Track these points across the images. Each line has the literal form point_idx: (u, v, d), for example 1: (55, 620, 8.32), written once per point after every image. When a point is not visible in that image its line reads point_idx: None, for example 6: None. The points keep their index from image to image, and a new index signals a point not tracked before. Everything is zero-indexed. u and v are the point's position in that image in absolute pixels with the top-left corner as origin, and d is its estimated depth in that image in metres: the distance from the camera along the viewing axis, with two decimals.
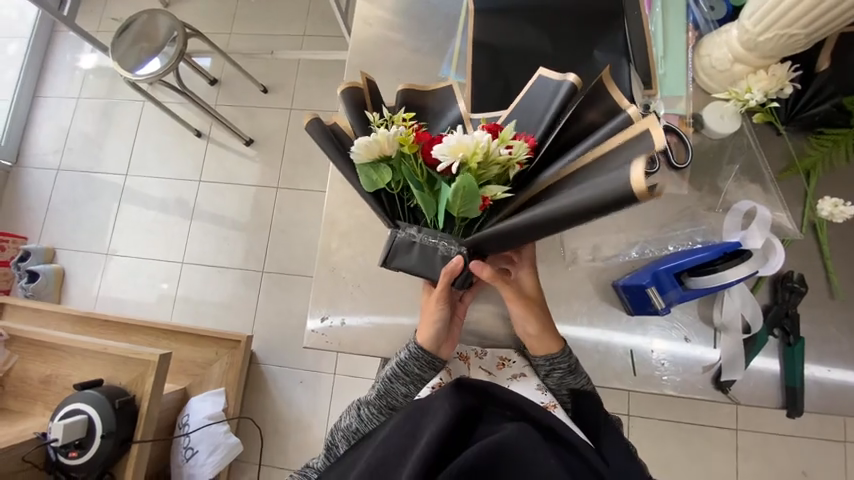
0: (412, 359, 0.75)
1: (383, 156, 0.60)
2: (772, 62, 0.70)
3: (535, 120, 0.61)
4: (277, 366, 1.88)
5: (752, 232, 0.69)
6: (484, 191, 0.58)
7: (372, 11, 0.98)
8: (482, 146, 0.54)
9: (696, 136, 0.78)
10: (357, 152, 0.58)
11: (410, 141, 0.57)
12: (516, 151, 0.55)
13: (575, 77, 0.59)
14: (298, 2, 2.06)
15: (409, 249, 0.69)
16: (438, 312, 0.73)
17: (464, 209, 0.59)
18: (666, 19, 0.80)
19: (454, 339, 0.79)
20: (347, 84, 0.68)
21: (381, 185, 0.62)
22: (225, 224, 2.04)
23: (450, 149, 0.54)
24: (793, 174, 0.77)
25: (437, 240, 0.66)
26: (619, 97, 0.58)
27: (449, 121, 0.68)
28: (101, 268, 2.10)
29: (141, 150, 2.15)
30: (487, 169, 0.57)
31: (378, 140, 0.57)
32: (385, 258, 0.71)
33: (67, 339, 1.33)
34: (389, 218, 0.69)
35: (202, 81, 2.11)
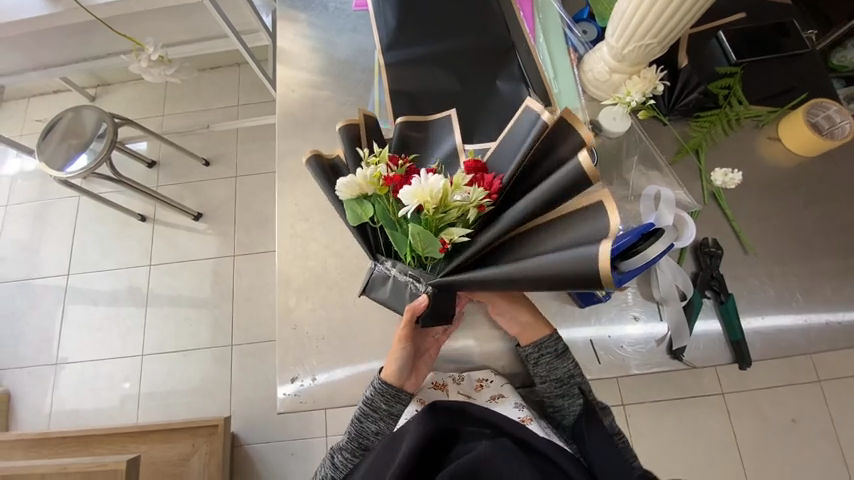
0: (378, 394, 0.77)
1: (365, 194, 0.65)
2: (641, 68, 0.83)
3: (510, 157, 0.69)
4: (262, 443, 1.77)
5: (663, 212, 0.76)
6: (445, 234, 0.62)
7: (293, 76, 1.05)
8: (437, 192, 0.57)
9: (598, 139, 0.88)
10: (341, 191, 0.64)
11: (381, 183, 0.62)
12: (472, 195, 0.59)
13: (549, 117, 0.66)
14: (228, 75, 2.13)
15: (385, 281, 0.75)
16: (400, 348, 0.76)
17: (427, 250, 0.64)
18: (550, 46, 0.93)
19: (420, 376, 0.80)
20: (346, 122, 0.74)
21: (366, 219, 0.66)
22: (185, 303, 1.96)
23: (411, 194, 0.57)
24: (685, 154, 0.88)
25: (408, 278, 0.71)
26: (586, 134, 0.62)
27: (441, 153, 0.76)
28: (53, 381, 1.93)
29: (82, 247, 2.06)
30: (447, 212, 0.61)
31: (357, 180, 0.63)
32: (365, 289, 0.78)
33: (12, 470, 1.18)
34: (370, 251, 0.74)
35: (140, 166, 2.09)
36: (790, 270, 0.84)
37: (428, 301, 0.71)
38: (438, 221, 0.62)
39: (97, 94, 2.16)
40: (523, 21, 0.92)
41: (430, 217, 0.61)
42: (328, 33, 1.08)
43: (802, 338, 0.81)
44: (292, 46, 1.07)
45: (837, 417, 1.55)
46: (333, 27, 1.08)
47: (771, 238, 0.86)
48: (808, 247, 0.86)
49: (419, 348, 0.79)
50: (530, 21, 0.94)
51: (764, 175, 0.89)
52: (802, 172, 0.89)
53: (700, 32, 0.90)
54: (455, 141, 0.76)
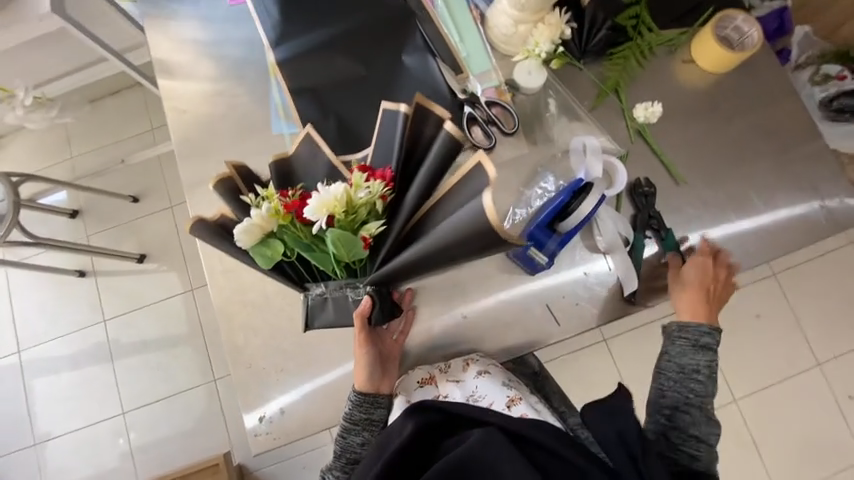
0: (356, 406, 0.76)
1: (268, 232, 0.63)
2: (544, 14, 0.79)
3: (391, 152, 0.69)
4: (271, 465, 1.76)
5: (591, 162, 0.76)
6: (364, 232, 0.63)
7: (185, 94, 0.95)
8: (341, 196, 0.59)
9: (517, 99, 0.84)
10: (241, 239, 0.61)
11: (282, 212, 0.61)
12: (373, 189, 0.61)
13: (405, 106, 0.66)
14: (131, 98, 1.93)
15: (325, 304, 0.73)
16: (363, 350, 0.76)
17: (352, 253, 0.64)
18: (450, 9, 0.86)
19: (392, 377, 0.80)
20: (217, 179, 0.67)
21: (279, 256, 0.64)
22: (154, 349, 1.86)
23: (316, 207, 0.59)
24: (606, 96, 0.85)
25: (344, 290, 0.71)
26: (441, 112, 0.66)
27: (321, 175, 0.71)
28: (37, 461, 1.83)
29: (24, 319, 1.90)
30: (357, 212, 0.62)
31: (255, 222, 0.60)
32: (307, 323, 0.75)
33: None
34: (297, 284, 0.72)
35: (62, 219, 1.91)
36: (721, 191, 0.85)
37: (372, 302, 0.72)
38: (352, 223, 0.63)
39: None
40: None
41: (344, 222, 0.62)
42: (210, 37, 0.97)
43: (739, 254, 0.84)
44: (174, 60, 0.96)
45: (794, 303, 1.68)
46: (215, 29, 0.97)
47: (700, 163, 0.86)
48: (734, 164, 0.87)
49: (383, 352, 0.79)
50: None
51: (683, 101, 0.88)
52: (718, 89, 0.89)
53: None
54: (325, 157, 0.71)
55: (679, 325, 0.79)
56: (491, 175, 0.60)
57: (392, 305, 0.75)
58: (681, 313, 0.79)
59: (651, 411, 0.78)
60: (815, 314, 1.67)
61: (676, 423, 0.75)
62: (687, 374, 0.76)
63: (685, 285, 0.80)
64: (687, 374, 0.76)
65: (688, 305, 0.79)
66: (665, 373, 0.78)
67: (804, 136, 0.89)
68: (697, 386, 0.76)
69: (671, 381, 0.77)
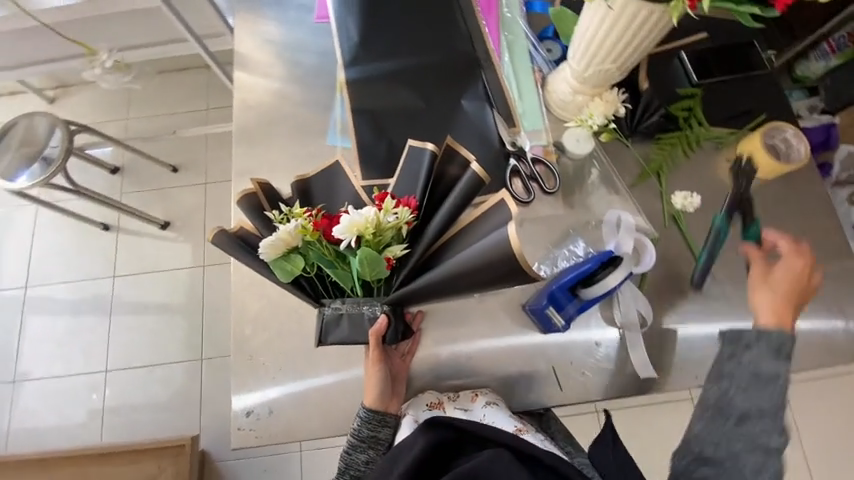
0: (364, 424, 0.76)
1: (292, 247, 0.66)
2: (603, 90, 0.83)
3: (414, 185, 0.71)
4: (234, 459, 1.72)
5: (622, 239, 0.76)
6: (387, 253, 0.66)
7: (254, 91, 1.01)
8: (371, 219, 0.63)
9: (562, 161, 0.87)
10: (266, 251, 0.64)
11: (310, 230, 0.64)
12: (401, 215, 0.65)
13: (432, 145, 0.71)
14: (196, 77, 2.05)
15: (341, 319, 0.73)
16: (376, 369, 0.76)
17: (376, 273, 0.66)
18: (515, 66, 0.91)
19: (400, 397, 0.80)
20: (242, 195, 0.73)
21: (298, 271, 0.66)
22: (152, 315, 1.89)
23: (346, 227, 0.62)
24: (648, 177, 0.88)
25: (361, 307, 0.72)
26: (465, 154, 0.70)
27: (343, 198, 0.75)
28: (10, 398, 1.84)
29: (41, 257, 1.96)
30: (383, 234, 0.65)
31: (281, 236, 0.63)
32: (320, 337, 0.74)
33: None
34: (313, 298, 0.73)
35: (103, 172, 2.00)
36: None
37: (389, 321, 0.73)
38: (377, 244, 0.65)
39: (55, 96, 2.04)
40: (488, 38, 0.91)
41: (370, 243, 0.65)
42: (289, 44, 1.04)
43: None
44: (253, 58, 1.04)
45: (799, 420, 1.61)
46: (295, 39, 1.05)
47: (729, 260, 0.87)
48: None
49: (394, 372, 0.79)
50: (495, 36, 0.92)
51: (723, 197, 0.90)
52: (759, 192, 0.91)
53: (664, 51, 0.90)
54: (347, 182, 0.76)
55: (758, 332, 0.68)
56: (513, 210, 0.63)
57: (405, 326, 0.76)
58: (765, 322, 0.68)
59: (708, 434, 0.67)
60: (821, 437, 1.59)
61: (737, 450, 0.65)
62: (761, 381, 0.65)
63: (773, 287, 0.71)
64: (763, 389, 0.65)
65: (767, 307, 0.70)
66: (733, 393, 0.67)
67: (839, 257, 0.88)
68: (771, 420, 0.64)
69: (738, 403, 0.66)
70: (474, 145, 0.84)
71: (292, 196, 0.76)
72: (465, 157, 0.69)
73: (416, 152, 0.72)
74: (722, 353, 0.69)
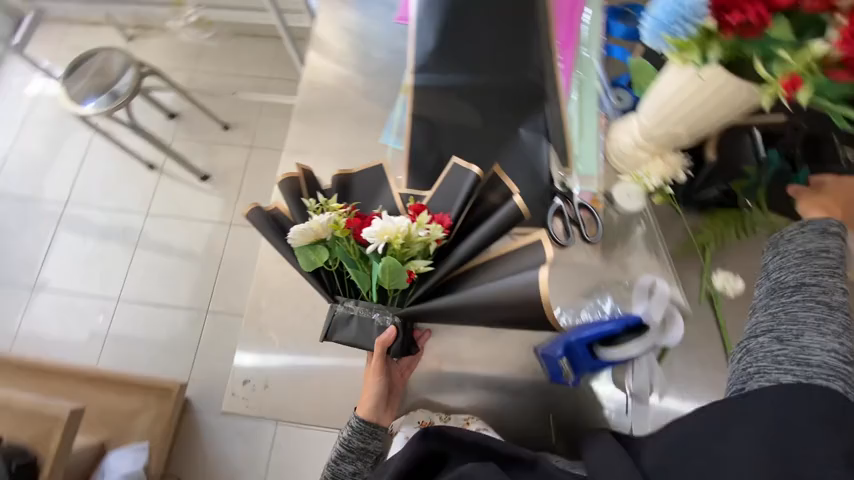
0: (355, 434, 0.75)
1: (319, 239, 0.66)
2: (666, 151, 0.79)
3: (451, 202, 0.70)
4: (213, 415, 1.74)
5: (651, 306, 0.73)
6: (410, 266, 0.65)
7: (323, 77, 1.05)
8: (403, 229, 0.62)
9: (608, 212, 0.86)
10: (295, 237, 0.65)
11: (341, 226, 0.64)
12: (433, 232, 0.64)
13: (478, 169, 0.69)
14: (266, 46, 2.12)
15: (351, 320, 0.71)
16: (375, 379, 0.75)
17: (394, 283, 0.65)
18: (581, 106, 0.90)
19: (393, 410, 0.79)
20: (285, 176, 0.73)
21: (320, 263, 0.67)
22: (172, 259, 1.95)
23: (377, 231, 0.61)
24: (690, 249, 0.86)
25: (372, 312, 0.70)
26: (510, 185, 0.70)
27: (379, 201, 0.75)
28: (25, 304, 1.93)
29: (86, 180, 2.06)
30: (410, 246, 0.64)
31: (312, 227, 0.64)
32: (326, 333, 0.73)
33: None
34: (329, 293, 0.73)
35: (160, 115, 2.09)
36: None
37: (397, 333, 0.70)
38: (402, 255, 0.65)
39: (134, 35, 2.15)
40: (560, 73, 0.88)
41: (395, 252, 0.64)
42: (365, 40, 1.08)
43: None
44: (328, 45, 1.07)
45: None
46: (372, 37, 1.08)
47: None
48: None
49: (391, 384, 0.79)
50: (568, 75, 0.90)
51: None
52: None
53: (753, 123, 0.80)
54: (387, 186, 0.75)
55: (802, 224, 0.64)
56: (550, 254, 0.62)
57: (412, 341, 0.75)
58: (807, 211, 0.69)
59: (757, 330, 0.60)
60: None
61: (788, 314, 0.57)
62: (812, 258, 0.61)
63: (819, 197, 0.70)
64: (813, 265, 0.60)
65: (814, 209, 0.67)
66: (781, 281, 0.61)
67: None
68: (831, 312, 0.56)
69: (790, 289, 0.60)
70: (523, 177, 0.83)
71: (331, 189, 0.77)
72: (508, 188, 0.69)
73: (460, 171, 0.70)
74: (766, 261, 0.65)
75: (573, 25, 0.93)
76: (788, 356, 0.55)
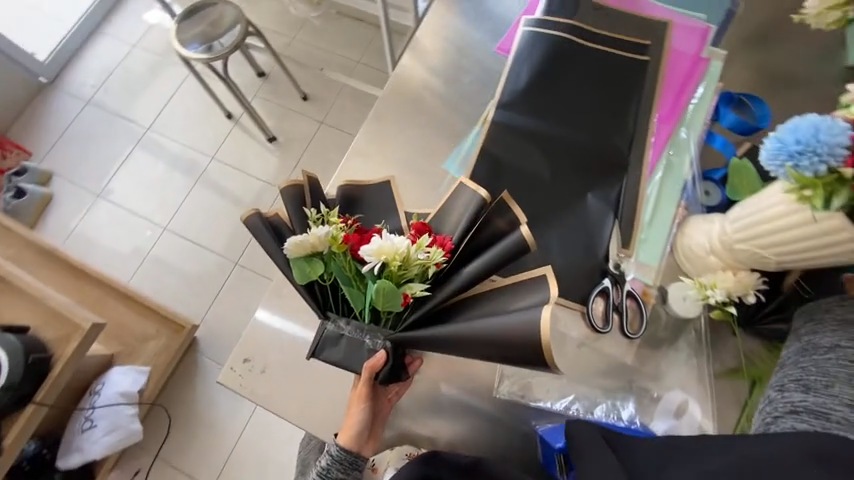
0: (335, 462, 0.74)
1: (316, 251, 0.63)
2: (741, 268, 0.71)
3: (450, 225, 0.68)
4: (212, 362, 1.81)
5: (679, 427, 0.71)
6: (406, 289, 0.61)
7: (406, 86, 1.06)
8: (401, 251, 0.59)
9: (657, 309, 0.79)
10: (290, 248, 0.62)
11: (338, 241, 0.61)
12: (433, 255, 0.60)
13: (484, 192, 0.67)
14: (364, 32, 2.18)
15: (341, 342, 0.68)
16: (360, 407, 0.73)
17: (388, 306, 0.62)
18: (662, 189, 0.84)
19: (377, 438, 0.77)
20: (288, 183, 0.71)
21: (315, 277, 0.64)
22: (220, 205, 2.05)
23: (373, 251, 0.58)
24: (739, 378, 0.74)
25: (363, 335, 0.67)
26: (518, 212, 0.65)
27: (383, 217, 0.75)
28: (88, 207, 2.11)
29: (171, 112, 2.21)
30: (408, 269, 0.61)
31: (310, 238, 0.62)
32: (312, 353, 0.69)
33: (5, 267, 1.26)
34: (319, 309, 0.69)
35: (251, 71, 2.20)
36: None
37: (386, 359, 0.68)
38: (397, 277, 0.61)
39: None
40: (649, 148, 0.84)
41: (391, 274, 0.60)
42: (458, 60, 1.07)
43: None
44: (420, 55, 1.07)
45: None
46: (465, 58, 1.07)
47: None
48: None
49: (376, 411, 0.76)
50: (657, 151, 0.85)
51: None
52: None
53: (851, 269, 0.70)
54: (394, 204, 0.75)
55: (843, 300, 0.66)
56: (553, 293, 0.58)
57: (401, 370, 0.71)
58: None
59: (785, 383, 0.64)
60: None
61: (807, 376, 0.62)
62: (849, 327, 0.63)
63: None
64: (851, 332, 0.62)
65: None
66: (814, 343, 0.65)
67: None
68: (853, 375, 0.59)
69: (822, 350, 0.63)
70: (578, 246, 0.79)
71: (334, 200, 0.76)
72: (516, 216, 0.64)
73: (465, 192, 0.69)
74: (797, 323, 0.68)
75: (678, 103, 0.88)
76: (807, 407, 0.60)
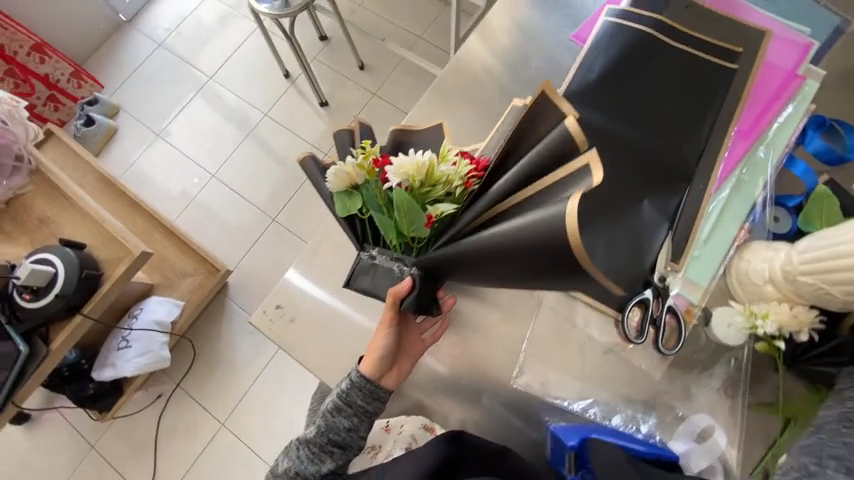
0: (356, 389, 0.76)
1: (353, 185, 0.67)
2: (800, 303, 0.67)
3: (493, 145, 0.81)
4: (239, 308, 1.91)
5: (695, 454, 0.67)
6: (433, 209, 0.64)
7: (471, 64, 1.04)
8: (424, 165, 0.63)
9: (696, 330, 0.75)
10: (331, 180, 0.66)
11: (368, 167, 0.66)
12: (458, 168, 0.65)
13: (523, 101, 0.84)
14: (430, 8, 2.15)
15: (371, 270, 0.73)
16: (384, 332, 0.75)
17: (415, 228, 0.64)
18: (726, 207, 0.79)
19: (400, 371, 0.78)
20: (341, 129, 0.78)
21: (354, 210, 0.67)
22: (265, 162, 2.12)
23: (398, 165, 0.63)
24: (769, 413, 0.71)
25: (393, 264, 0.70)
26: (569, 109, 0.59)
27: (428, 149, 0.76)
28: (147, 145, 2.23)
29: (233, 64, 2.28)
30: (433, 186, 0.65)
31: (345, 169, 0.66)
32: (348, 280, 0.76)
33: (72, 188, 1.37)
34: (357, 242, 0.73)
35: (314, 34, 2.22)
36: None
37: (410, 288, 0.69)
38: (424, 196, 0.65)
39: None
40: (720, 163, 0.79)
41: (417, 192, 0.65)
42: (529, 46, 1.04)
43: None
44: (491, 35, 1.05)
45: None
46: (535, 44, 1.04)
47: None
48: None
49: (401, 343, 0.77)
50: (727, 168, 0.80)
51: None
52: None
53: None
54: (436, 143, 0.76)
55: None
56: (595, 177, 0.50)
57: (428, 301, 0.71)
58: None
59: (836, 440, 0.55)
60: None
61: None
62: None
63: None
64: None
65: None
66: None
67: None
68: None
69: None
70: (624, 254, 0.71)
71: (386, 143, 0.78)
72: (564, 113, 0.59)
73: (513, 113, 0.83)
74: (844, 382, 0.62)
75: (763, 118, 0.82)
76: None
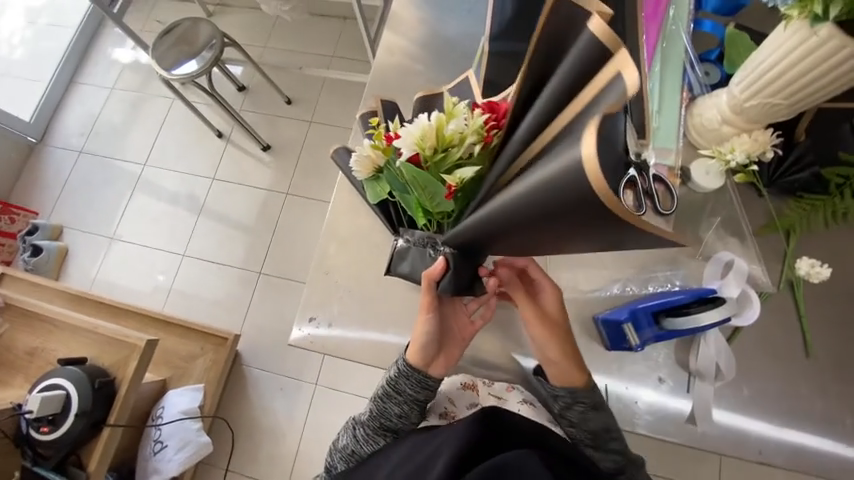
0: (404, 377, 0.79)
1: (376, 169, 0.70)
2: (756, 127, 0.76)
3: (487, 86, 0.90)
4: (260, 370, 1.85)
5: (728, 281, 0.74)
6: (454, 176, 0.62)
7: (397, 44, 1.10)
8: (432, 128, 0.61)
9: (682, 188, 0.83)
10: (356, 170, 0.70)
11: (381, 145, 0.67)
12: (472, 121, 0.61)
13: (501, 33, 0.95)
14: (332, 25, 2.21)
15: (406, 254, 0.78)
16: (425, 320, 0.77)
17: (438, 201, 0.65)
18: (664, 79, 0.86)
19: (447, 357, 0.80)
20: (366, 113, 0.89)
21: (383, 195, 0.74)
22: (231, 223, 2.09)
23: (406, 139, 0.61)
24: (772, 231, 0.79)
25: (426, 247, 0.74)
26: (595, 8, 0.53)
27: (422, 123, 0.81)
28: (104, 251, 2.14)
29: (163, 143, 2.24)
30: (449, 151, 0.62)
31: (362, 156, 0.69)
32: (389, 268, 0.82)
33: (51, 307, 1.31)
34: (392, 225, 0.82)
35: (231, 86, 2.23)
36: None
37: (443, 268, 0.71)
38: (444, 164, 0.63)
39: (214, 12, 2.33)
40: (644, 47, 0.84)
41: (432, 162, 0.63)
42: (442, 12, 1.12)
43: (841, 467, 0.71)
44: (405, 14, 1.12)
45: None
46: (447, 8, 1.12)
47: (843, 350, 0.76)
48: None
49: (447, 328, 0.80)
50: (651, 48, 0.87)
51: None
52: None
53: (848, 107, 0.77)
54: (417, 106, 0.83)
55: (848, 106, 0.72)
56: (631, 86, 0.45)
57: (464, 284, 0.72)
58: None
59: None
60: None
61: None
62: None
63: None
64: None
65: None
66: None
67: None
68: None
69: None
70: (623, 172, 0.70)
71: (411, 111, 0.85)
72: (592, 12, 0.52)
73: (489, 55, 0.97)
74: None
75: None
76: None
